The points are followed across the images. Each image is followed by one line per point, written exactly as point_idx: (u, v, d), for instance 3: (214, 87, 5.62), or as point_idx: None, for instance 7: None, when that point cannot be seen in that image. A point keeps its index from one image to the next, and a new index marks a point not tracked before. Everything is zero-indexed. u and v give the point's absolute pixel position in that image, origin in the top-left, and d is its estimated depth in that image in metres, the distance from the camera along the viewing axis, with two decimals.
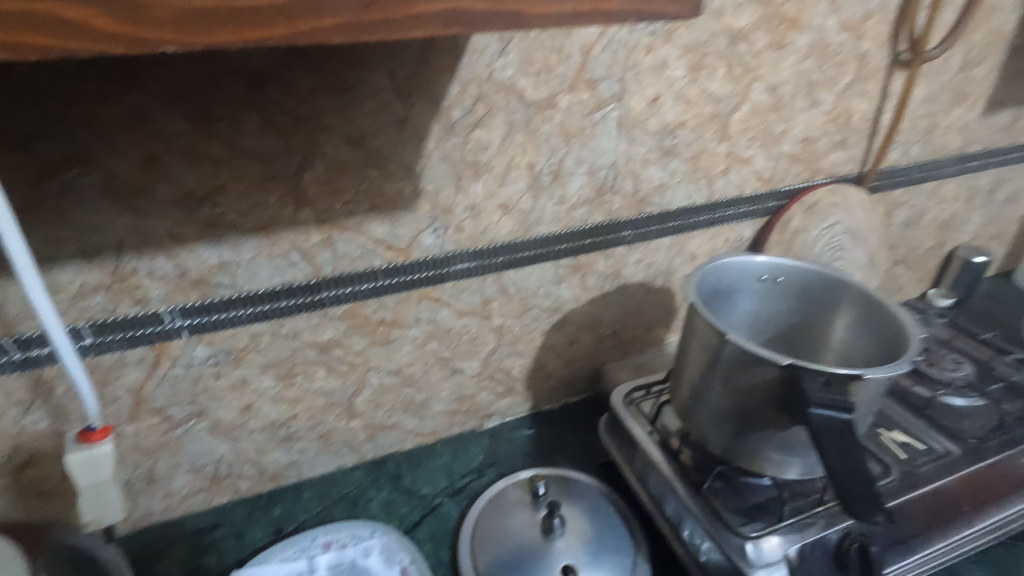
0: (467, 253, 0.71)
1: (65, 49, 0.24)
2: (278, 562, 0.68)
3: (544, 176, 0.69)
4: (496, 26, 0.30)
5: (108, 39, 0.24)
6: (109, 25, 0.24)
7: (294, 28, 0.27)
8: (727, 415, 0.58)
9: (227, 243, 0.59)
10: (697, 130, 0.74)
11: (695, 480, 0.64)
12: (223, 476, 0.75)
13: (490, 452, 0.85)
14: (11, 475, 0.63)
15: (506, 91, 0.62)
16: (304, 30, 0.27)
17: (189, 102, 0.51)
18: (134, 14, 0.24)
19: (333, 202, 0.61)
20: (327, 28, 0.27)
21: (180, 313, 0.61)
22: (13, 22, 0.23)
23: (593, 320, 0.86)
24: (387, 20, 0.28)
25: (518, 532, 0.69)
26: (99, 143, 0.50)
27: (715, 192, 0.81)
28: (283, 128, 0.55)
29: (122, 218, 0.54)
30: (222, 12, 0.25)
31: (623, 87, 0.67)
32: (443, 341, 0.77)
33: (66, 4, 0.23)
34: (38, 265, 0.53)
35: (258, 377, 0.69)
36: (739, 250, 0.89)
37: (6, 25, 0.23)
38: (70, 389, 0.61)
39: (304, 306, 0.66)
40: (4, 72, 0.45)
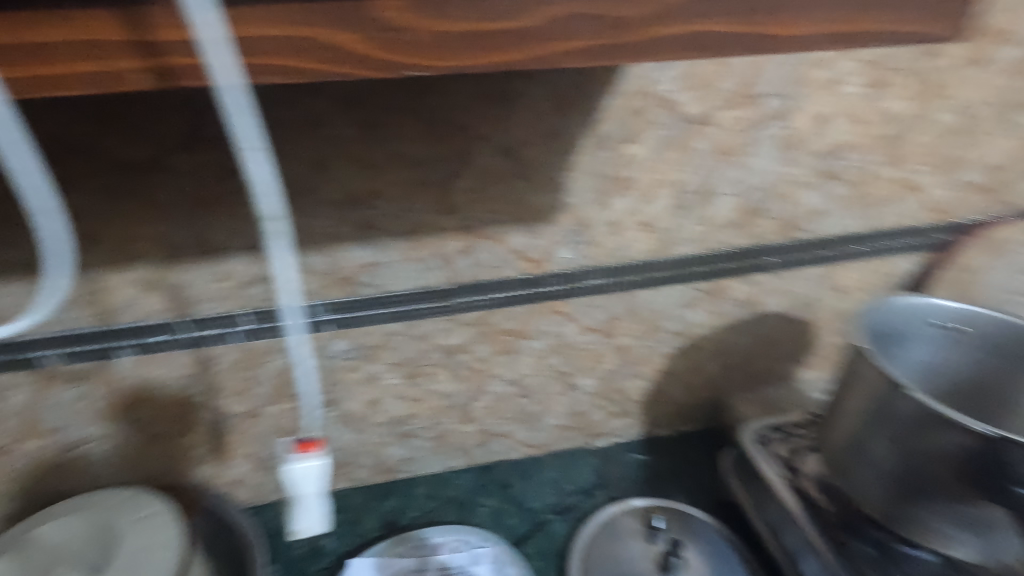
0: (601, 269, 0.69)
1: (333, 72, 0.27)
2: (392, 556, 0.70)
3: (691, 195, 0.66)
4: (729, 49, 0.30)
5: (364, 62, 0.27)
6: (366, 48, 0.27)
7: (528, 52, 0.28)
8: (889, 477, 0.52)
9: (377, 245, 0.61)
10: (866, 152, 0.67)
11: (840, 539, 0.58)
12: (344, 463, 0.78)
13: (600, 473, 0.82)
14: (172, 439, 0.70)
15: (664, 106, 0.59)
16: (540, 53, 0.28)
17: (361, 109, 0.53)
18: (388, 39, 0.27)
19: (478, 210, 0.61)
20: (562, 53, 0.28)
21: (327, 308, 0.64)
22: (295, 46, 0.26)
23: (722, 348, 0.81)
24: (617, 44, 0.29)
25: (631, 563, 0.67)
26: (279, 145, 0.53)
27: (877, 221, 0.74)
28: (442, 136, 0.56)
29: (289, 215, 0.57)
30: (467, 37, 0.27)
31: (789, 103, 0.62)
32: (564, 356, 0.76)
33: (335, 30, 0.26)
34: (215, 254, 0.58)
35: (388, 374, 0.71)
36: (895, 286, 0.80)
37: (291, 49, 0.26)
38: (227, 368, 0.66)
39: (438, 310, 0.67)
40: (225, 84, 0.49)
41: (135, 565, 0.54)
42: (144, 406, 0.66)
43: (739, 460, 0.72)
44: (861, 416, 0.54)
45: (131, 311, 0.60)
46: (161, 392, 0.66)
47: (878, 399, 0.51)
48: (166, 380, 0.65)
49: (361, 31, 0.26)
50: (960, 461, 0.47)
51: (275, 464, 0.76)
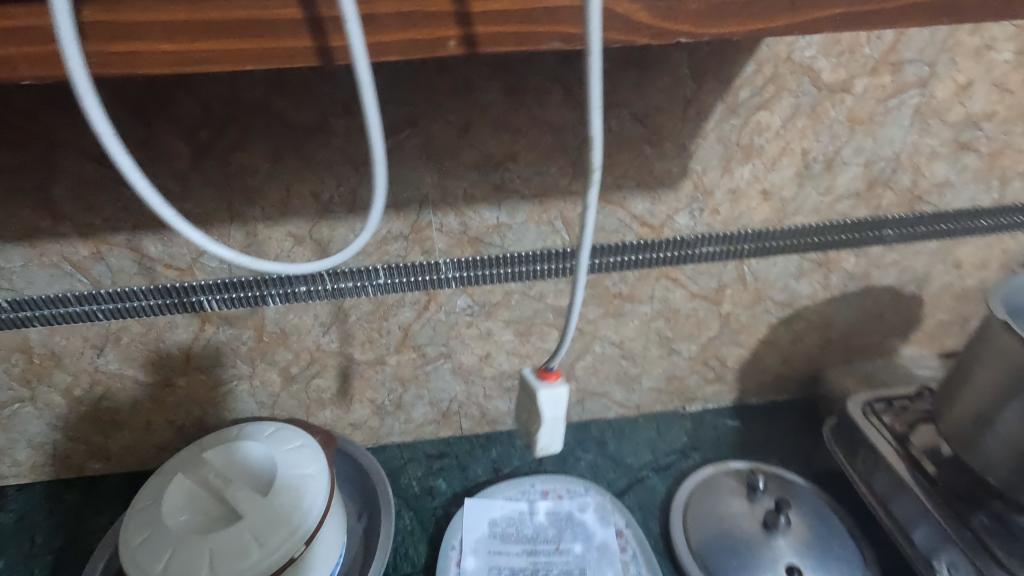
0: (716, 237, 0.70)
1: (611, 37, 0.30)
2: (503, 500, 0.75)
3: (817, 164, 0.65)
4: (979, 16, 0.32)
5: (641, 30, 0.30)
6: (645, 17, 0.29)
7: (796, 17, 0.30)
8: (1019, 450, 0.52)
9: (507, 206, 0.64)
10: (1006, 122, 0.65)
11: (955, 508, 0.59)
12: (452, 413, 0.83)
13: (694, 436, 0.85)
14: (305, 382, 0.76)
15: (802, 72, 0.59)
16: (806, 18, 0.30)
17: (508, 75, 0.55)
18: (667, 9, 0.29)
19: (606, 175, 0.63)
20: (822, 17, 0.31)
21: (454, 265, 0.68)
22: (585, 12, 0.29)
23: (825, 320, 0.81)
24: (878, 9, 0.31)
25: (734, 519, 0.69)
26: (430, 108, 0.57)
27: (1006, 195, 0.71)
28: (582, 102, 0.58)
29: (431, 176, 0.61)
30: (738, 5, 0.30)
31: (932, 70, 0.60)
32: (669, 321, 0.78)
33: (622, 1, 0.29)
34: (362, 212, 0.62)
35: (501, 331, 0.75)
36: (1015, 263, 0.78)
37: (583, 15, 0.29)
38: (359, 318, 0.71)
39: (555, 271, 0.70)
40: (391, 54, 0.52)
41: (302, 485, 0.61)
42: (285, 349, 0.73)
43: (841, 428, 0.73)
44: (991, 388, 0.54)
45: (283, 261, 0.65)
46: (299, 337, 0.72)
47: (1017, 372, 0.51)
48: (305, 327, 0.71)
49: (642, 1, 0.29)
50: None
51: (390, 410, 0.82)
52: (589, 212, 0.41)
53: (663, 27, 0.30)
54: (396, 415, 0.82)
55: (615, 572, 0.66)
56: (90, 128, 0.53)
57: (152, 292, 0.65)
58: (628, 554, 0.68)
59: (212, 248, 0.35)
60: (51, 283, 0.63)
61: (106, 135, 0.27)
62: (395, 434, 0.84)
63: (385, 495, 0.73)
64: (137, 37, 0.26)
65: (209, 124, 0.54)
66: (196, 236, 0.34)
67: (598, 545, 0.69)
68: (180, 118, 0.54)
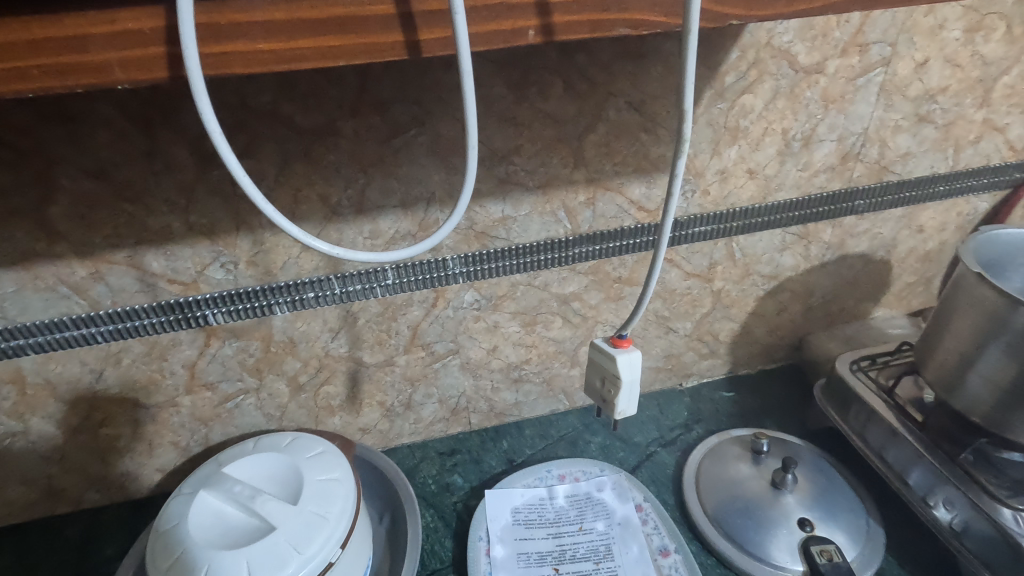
0: (707, 217, 0.74)
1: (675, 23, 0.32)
2: (522, 487, 0.76)
3: (796, 142, 0.70)
4: None
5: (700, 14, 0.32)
6: (705, 3, 0.32)
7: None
8: (1001, 387, 0.57)
9: (511, 199, 0.66)
10: (958, 95, 0.71)
11: (945, 448, 0.64)
12: (461, 408, 0.84)
13: (694, 409, 0.89)
14: (314, 389, 0.75)
15: (781, 56, 0.63)
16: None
17: (512, 70, 0.57)
18: None
19: (605, 163, 0.66)
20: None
21: (461, 261, 0.69)
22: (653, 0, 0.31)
23: (807, 289, 0.86)
24: None
25: (744, 482, 0.72)
26: (437, 106, 0.58)
27: (961, 162, 0.78)
28: (581, 93, 0.60)
29: (438, 173, 0.62)
30: None
31: (893, 50, 0.66)
32: (666, 301, 0.81)
33: None
34: (370, 213, 0.63)
35: (508, 323, 0.76)
36: (970, 224, 0.85)
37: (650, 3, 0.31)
38: (368, 321, 0.71)
39: (559, 260, 0.72)
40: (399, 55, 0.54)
41: (329, 492, 0.61)
42: (293, 358, 0.72)
43: (832, 387, 0.78)
44: (972, 334, 0.59)
45: (292, 268, 0.65)
46: (308, 345, 0.71)
47: (993, 316, 0.57)
48: (314, 334, 0.71)
49: None
50: None
51: (400, 411, 0.82)
52: (674, 183, 0.45)
53: (718, 12, 0.33)
54: (406, 416, 0.83)
55: (639, 545, 0.69)
56: (94, 143, 0.53)
57: (155, 309, 0.64)
58: (649, 527, 0.71)
59: (309, 240, 0.39)
60: (48, 308, 0.61)
61: (216, 127, 0.30)
62: (405, 435, 0.84)
63: (405, 496, 0.74)
64: (237, 38, 0.27)
65: None
66: (295, 231, 0.38)
67: (619, 521, 0.71)
68: (188, 128, 0.54)
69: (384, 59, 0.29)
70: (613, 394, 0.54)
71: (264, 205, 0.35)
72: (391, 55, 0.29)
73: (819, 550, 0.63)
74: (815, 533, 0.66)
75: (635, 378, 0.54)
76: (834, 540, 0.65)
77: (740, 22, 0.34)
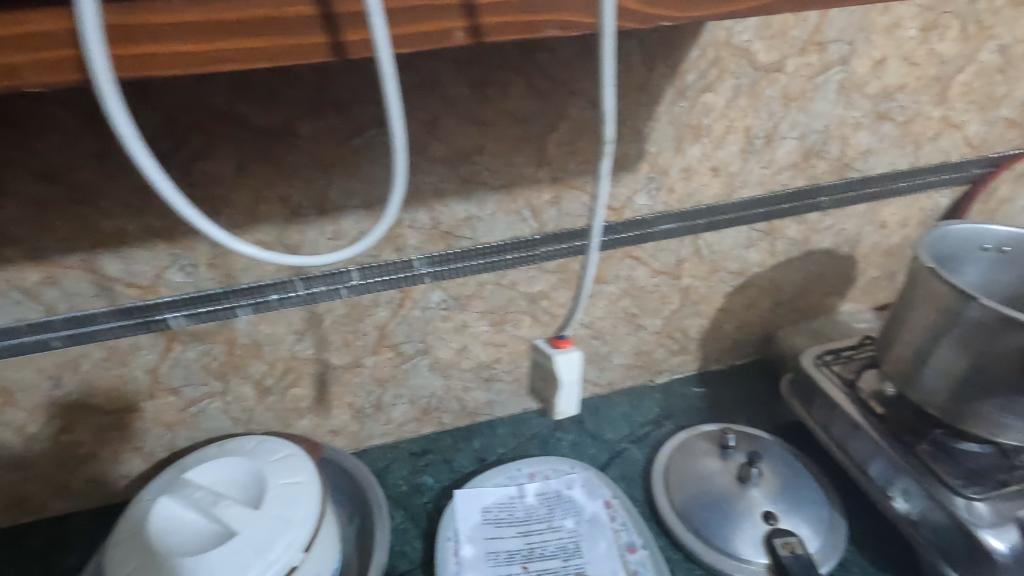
0: (672, 214, 0.74)
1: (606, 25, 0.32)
2: (493, 486, 0.76)
3: (758, 139, 0.70)
4: None
5: (630, 16, 0.33)
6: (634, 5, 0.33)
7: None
8: (954, 380, 0.59)
9: (475, 198, 0.65)
10: (916, 93, 0.72)
11: (903, 440, 0.65)
12: (432, 408, 0.84)
13: (665, 405, 0.89)
14: (281, 391, 0.75)
15: (740, 55, 0.63)
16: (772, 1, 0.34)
17: (473, 68, 0.57)
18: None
19: (569, 161, 0.66)
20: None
21: (427, 261, 0.69)
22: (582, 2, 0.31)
23: (774, 285, 0.87)
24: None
25: (711, 477, 0.73)
26: (397, 105, 0.57)
27: (921, 158, 0.79)
28: (543, 91, 0.60)
29: (400, 173, 0.61)
30: None
31: (851, 48, 0.66)
32: (634, 299, 0.81)
33: None
34: (331, 214, 0.62)
35: (476, 322, 0.76)
36: (932, 219, 0.86)
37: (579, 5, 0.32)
38: (334, 322, 0.70)
39: (526, 259, 0.72)
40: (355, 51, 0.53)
41: (293, 495, 0.60)
42: (259, 361, 0.71)
43: (798, 381, 0.79)
44: (925, 329, 0.61)
45: (254, 270, 0.64)
46: (274, 347, 0.71)
47: (943, 311, 0.58)
48: (280, 336, 0.70)
49: None
50: None
51: (371, 412, 0.81)
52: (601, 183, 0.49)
53: (648, 13, 0.33)
54: (376, 416, 0.82)
55: (607, 541, 0.69)
56: (43, 144, 0.52)
57: (114, 314, 0.63)
58: (617, 523, 0.71)
59: (236, 245, 0.36)
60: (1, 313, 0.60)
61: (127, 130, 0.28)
62: (377, 436, 0.84)
63: (375, 501, 0.73)
64: (150, 41, 0.27)
65: (170, 134, 0.54)
66: (220, 234, 0.35)
67: (588, 518, 0.72)
68: (140, 131, 0.53)
69: (307, 61, 0.29)
70: (556, 396, 0.66)
71: (184, 207, 0.32)
72: (315, 58, 0.29)
73: (782, 544, 0.64)
74: (780, 526, 0.67)
75: (576, 375, 0.67)
76: (797, 533, 0.66)
77: (671, 24, 0.34)
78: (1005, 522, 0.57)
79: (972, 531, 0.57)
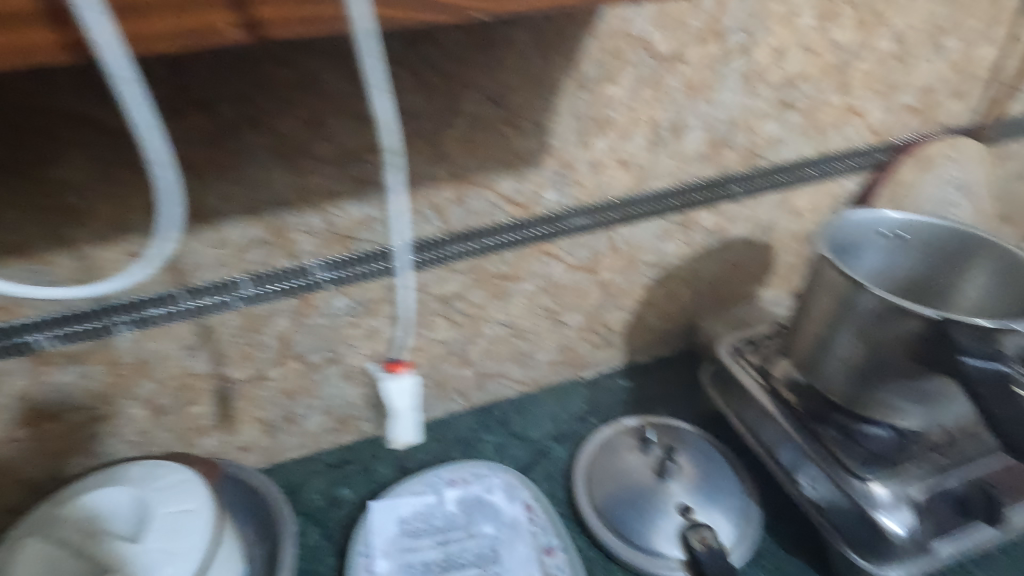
0: (584, 209, 0.73)
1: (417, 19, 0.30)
2: (411, 496, 0.74)
3: (665, 131, 0.69)
4: None
5: (445, 9, 0.30)
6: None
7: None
8: (854, 367, 0.60)
9: (372, 199, 0.62)
10: (818, 81, 0.73)
11: (809, 427, 0.66)
12: (350, 417, 0.81)
13: (591, 401, 0.89)
14: (179, 410, 0.70)
15: (639, 45, 0.62)
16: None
17: (353, 63, 0.53)
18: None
19: (469, 158, 0.63)
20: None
21: (326, 266, 0.65)
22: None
23: (694, 275, 0.87)
24: None
25: (631, 473, 0.72)
26: (271, 102, 0.53)
27: (828, 146, 0.80)
28: (433, 86, 0.57)
29: (285, 175, 0.57)
30: None
31: (751, 37, 0.66)
32: (553, 295, 0.80)
33: None
34: (211, 220, 0.58)
35: (388, 327, 0.73)
36: (842, 206, 0.88)
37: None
38: (230, 334, 0.66)
39: (434, 260, 0.69)
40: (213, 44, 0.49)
41: (178, 526, 0.56)
42: (148, 380, 0.66)
43: (717, 371, 0.80)
44: (825, 318, 0.61)
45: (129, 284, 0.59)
46: (164, 365, 0.66)
47: (841, 300, 0.59)
48: (169, 353, 0.65)
49: None
50: (918, 345, 0.54)
51: (282, 426, 0.77)
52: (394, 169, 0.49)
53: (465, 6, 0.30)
54: (289, 429, 0.78)
55: (525, 545, 0.68)
56: None
57: None
58: (537, 526, 0.70)
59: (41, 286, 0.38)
60: None
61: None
62: (292, 449, 0.80)
63: (283, 522, 0.69)
64: None
65: (8, 139, 0.48)
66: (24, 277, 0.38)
67: (508, 522, 0.70)
68: None
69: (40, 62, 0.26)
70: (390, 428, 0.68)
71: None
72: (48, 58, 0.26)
73: (695, 536, 0.64)
74: (695, 519, 0.67)
75: (414, 401, 0.69)
76: (712, 524, 0.67)
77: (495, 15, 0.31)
78: (900, 503, 0.59)
79: (870, 513, 0.58)
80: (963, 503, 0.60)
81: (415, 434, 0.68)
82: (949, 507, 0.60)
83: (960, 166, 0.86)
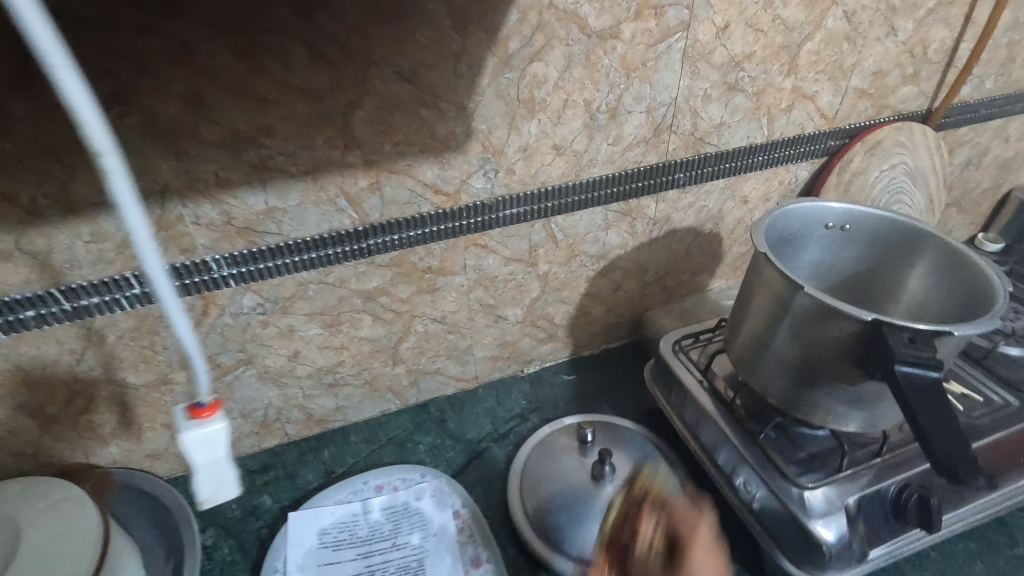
0: (517, 198, 0.67)
1: None
2: (334, 504, 0.69)
3: (602, 114, 0.64)
4: None
5: None
6: None
7: None
8: (790, 369, 0.57)
9: (273, 188, 0.56)
10: (765, 62, 0.68)
11: (747, 428, 0.64)
12: (272, 420, 0.75)
13: (533, 397, 0.85)
14: (70, 419, 0.64)
15: (568, 19, 0.57)
16: None
17: (235, 33, 0.47)
18: None
19: (383, 142, 0.57)
20: None
21: (227, 262, 0.59)
22: None
23: (639, 266, 0.83)
24: None
25: (567, 477, 0.70)
26: (140, 78, 0.46)
27: (776, 131, 0.76)
28: (333, 61, 0.51)
29: (167, 161, 0.51)
30: None
31: (691, 13, 0.61)
32: (488, 289, 0.75)
33: None
34: (84, 212, 0.51)
35: (305, 325, 0.68)
36: (792, 193, 0.85)
37: None
38: (121, 337, 0.60)
39: (352, 254, 0.64)
40: (57, 9, 0.42)
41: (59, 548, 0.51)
42: (30, 388, 0.60)
43: (660, 368, 0.77)
44: (762, 317, 0.58)
45: None
46: (46, 371, 0.59)
47: (777, 297, 0.55)
48: (51, 358, 0.59)
49: None
50: (851, 346, 0.51)
51: None
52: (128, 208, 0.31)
53: None
54: None
55: (452, 556, 0.64)
56: None
57: None
58: (465, 535, 0.66)
59: None
60: None
61: None
62: None
63: (192, 547, 0.64)
64: None
65: None
66: None
67: (435, 532, 0.67)
68: None
69: None
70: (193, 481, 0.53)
71: None
72: None
73: None
74: None
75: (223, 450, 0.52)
76: None
77: None
78: (835, 509, 0.56)
79: (802, 519, 0.56)
80: (898, 505, 0.57)
81: (235, 491, 0.55)
82: (883, 510, 0.57)
83: (911, 153, 0.84)
